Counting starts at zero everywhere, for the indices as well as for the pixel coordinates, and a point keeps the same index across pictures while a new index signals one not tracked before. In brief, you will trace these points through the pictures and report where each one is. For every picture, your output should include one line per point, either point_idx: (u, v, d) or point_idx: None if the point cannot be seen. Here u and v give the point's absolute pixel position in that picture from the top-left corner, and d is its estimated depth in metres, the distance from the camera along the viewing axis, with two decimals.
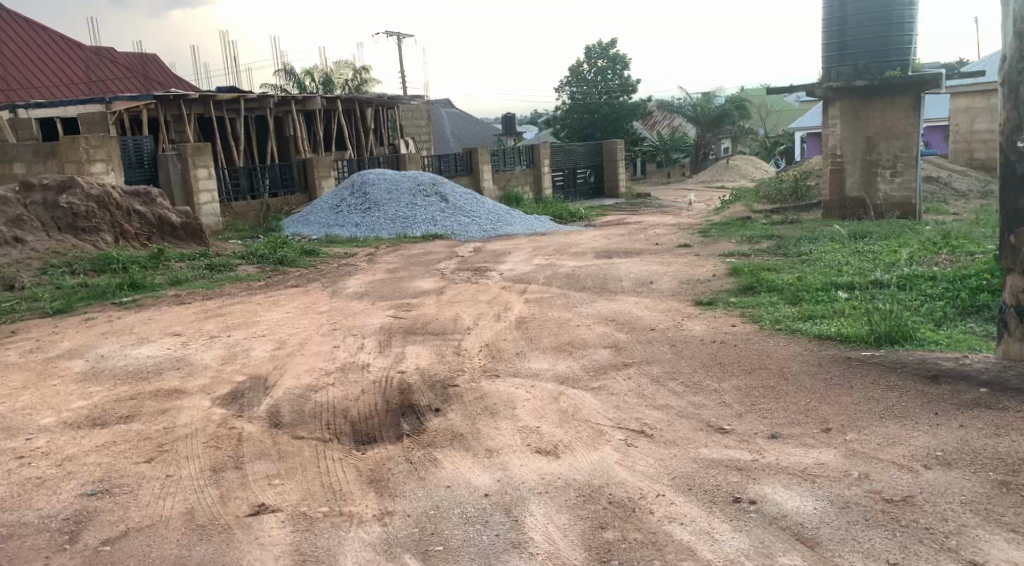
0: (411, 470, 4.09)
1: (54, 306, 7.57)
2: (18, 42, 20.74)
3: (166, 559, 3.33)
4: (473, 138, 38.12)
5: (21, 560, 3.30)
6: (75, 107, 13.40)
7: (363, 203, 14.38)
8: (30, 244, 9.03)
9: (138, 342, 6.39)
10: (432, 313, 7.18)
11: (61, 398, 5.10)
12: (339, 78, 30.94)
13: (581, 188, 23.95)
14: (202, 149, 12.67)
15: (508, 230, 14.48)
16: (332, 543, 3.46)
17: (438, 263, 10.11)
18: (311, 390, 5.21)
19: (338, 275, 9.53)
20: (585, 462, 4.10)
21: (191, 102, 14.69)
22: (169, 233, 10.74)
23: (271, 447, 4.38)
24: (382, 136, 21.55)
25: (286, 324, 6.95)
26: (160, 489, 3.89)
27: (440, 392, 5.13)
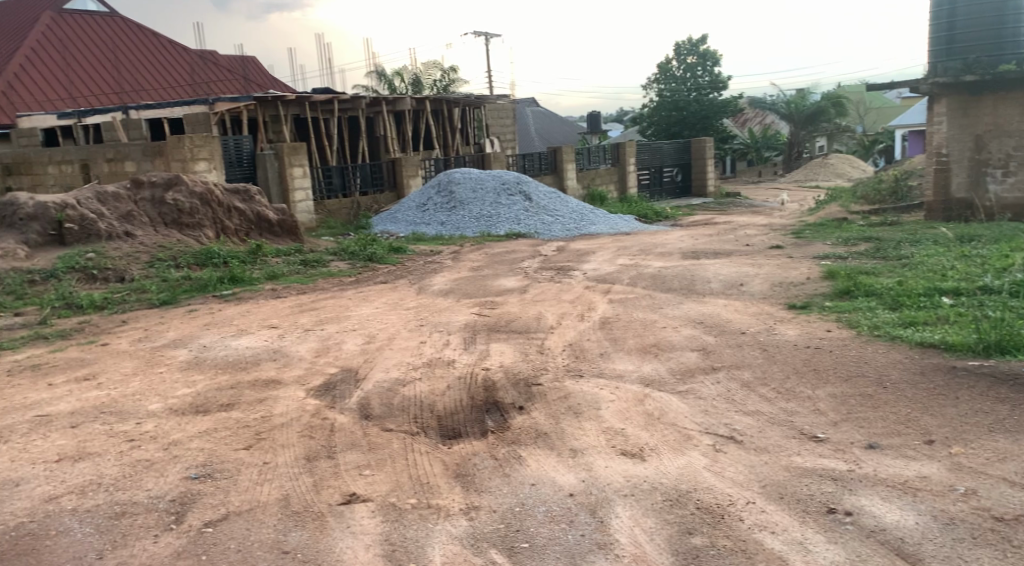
0: (496, 467, 4.13)
1: (161, 297, 8.00)
2: (130, 48, 21.98)
3: (264, 543, 3.47)
4: (558, 136, 38.08)
5: (132, 537, 3.50)
6: (180, 108, 14.03)
7: (448, 202, 14.58)
8: (140, 238, 9.57)
9: (237, 333, 6.68)
10: (517, 312, 7.21)
11: (167, 385, 5.39)
12: (428, 78, 31.44)
13: (667, 187, 23.62)
14: (298, 148, 13.13)
15: (591, 229, 14.40)
16: (420, 535, 3.53)
17: (522, 262, 10.16)
18: (400, 384, 5.34)
19: (424, 272, 9.69)
20: (672, 467, 4.05)
21: (287, 103, 15.21)
22: (266, 230, 11.19)
23: (361, 439, 4.51)
24: (468, 136, 21.82)
25: (375, 320, 7.12)
26: (258, 475, 4.06)
27: (525, 390, 5.15)
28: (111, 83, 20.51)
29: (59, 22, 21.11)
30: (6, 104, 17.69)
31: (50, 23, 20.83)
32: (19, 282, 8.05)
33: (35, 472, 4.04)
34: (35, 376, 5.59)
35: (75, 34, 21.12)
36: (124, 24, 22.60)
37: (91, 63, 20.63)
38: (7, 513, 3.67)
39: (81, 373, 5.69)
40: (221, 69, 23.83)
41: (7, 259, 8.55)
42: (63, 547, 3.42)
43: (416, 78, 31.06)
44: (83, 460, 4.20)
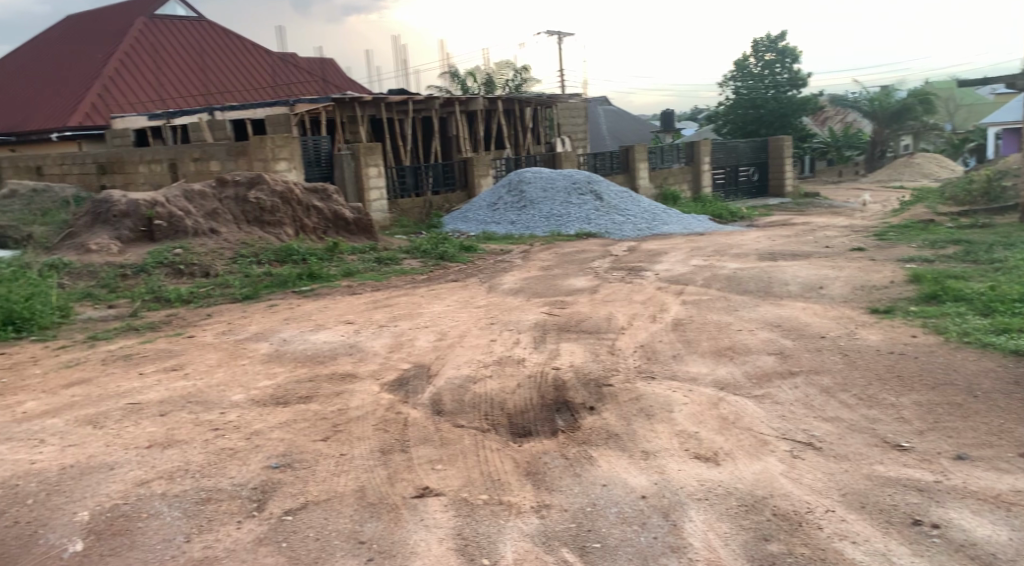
0: (566, 466, 4.14)
1: (243, 292, 8.30)
2: (216, 51, 22.88)
3: (341, 533, 3.57)
4: (630, 136, 37.81)
5: (218, 523, 3.65)
6: (263, 110, 14.53)
7: (519, 201, 14.66)
8: (224, 235, 9.96)
9: (315, 328, 6.88)
10: (587, 312, 7.19)
11: (249, 377, 5.60)
12: (500, 78, 31.69)
13: (743, 186, 23.13)
14: (373, 149, 13.40)
15: (663, 229, 14.23)
16: (492, 530, 3.57)
17: (592, 262, 10.12)
18: (471, 381, 5.39)
19: (495, 271, 9.76)
20: (746, 472, 3.97)
21: (364, 104, 15.55)
22: (342, 228, 11.46)
23: (434, 434, 4.59)
24: (539, 135, 21.87)
25: (446, 317, 7.21)
26: (336, 466, 4.18)
27: (596, 391, 5.14)
28: (198, 86, 21.39)
29: (151, 28, 22.11)
30: (102, 106, 18.65)
31: (143, 28, 21.83)
32: (112, 276, 8.46)
33: (128, 457, 4.24)
34: (127, 365, 5.88)
35: (166, 38, 22.09)
36: (211, 28, 23.52)
37: (181, 66, 21.57)
38: (101, 494, 3.85)
39: (169, 363, 5.96)
40: (300, 71, 24.57)
41: (102, 254, 9.01)
42: (153, 529, 3.57)
43: (489, 78, 31.32)
44: (172, 446, 4.39)
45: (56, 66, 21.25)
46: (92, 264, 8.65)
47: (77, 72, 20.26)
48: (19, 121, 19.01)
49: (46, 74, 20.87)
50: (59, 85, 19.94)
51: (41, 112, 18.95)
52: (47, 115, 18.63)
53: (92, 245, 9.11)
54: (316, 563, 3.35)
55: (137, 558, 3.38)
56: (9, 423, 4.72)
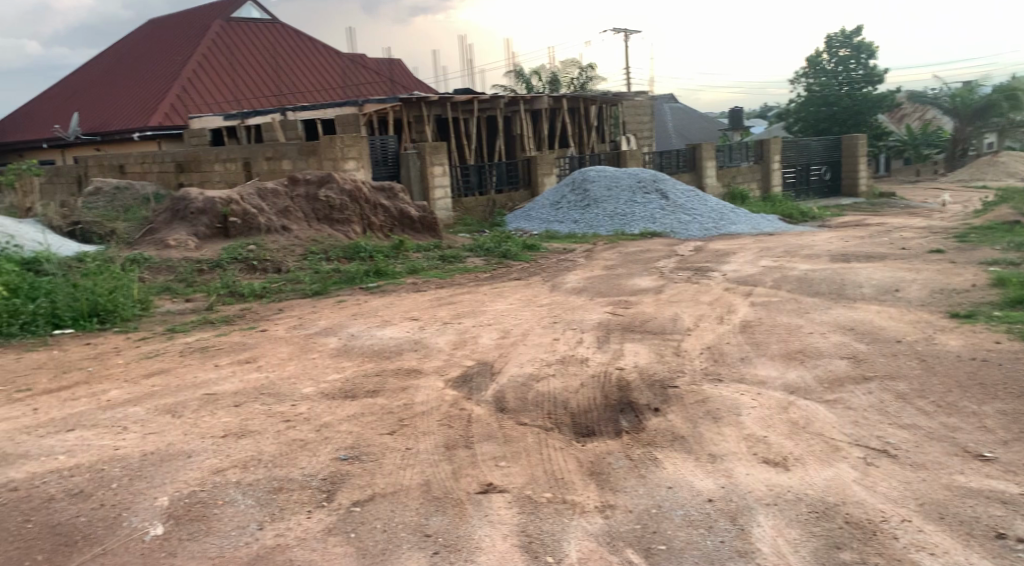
0: (631, 467, 4.12)
1: (313, 288, 8.51)
2: (289, 53, 23.51)
3: (409, 526, 3.63)
4: (697, 133, 37.29)
5: (289, 512, 3.76)
6: (333, 110, 14.84)
7: (583, 200, 14.62)
8: (295, 232, 10.22)
9: (381, 324, 7.00)
10: (652, 312, 7.12)
11: (319, 370, 5.75)
12: (567, 76, 31.70)
13: (814, 186, 22.52)
14: (439, 148, 13.56)
15: (731, 229, 13.97)
16: (557, 528, 3.58)
17: (657, 262, 10.01)
18: (534, 379, 5.41)
19: (559, 270, 9.74)
20: (817, 478, 3.88)
21: (431, 104, 15.74)
22: (408, 226, 11.63)
23: (497, 431, 4.62)
24: (604, 133, 21.74)
25: (510, 315, 7.25)
26: (402, 460, 4.25)
27: (661, 392, 5.09)
28: (271, 87, 22.02)
29: (228, 30, 22.86)
30: (181, 107, 19.37)
31: (220, 31, 22.58)
32: (190, 270, 8.78)
33: (205, 445, 4.39)
34: (204, 357, 6.10)
35: (241, 40, 22.80)
36: (285, 31, 24.17)
37: (256, 67, 22.25)
38: (179, 480, 3.99)
39: (243, 355, 6.16)
40: (369, 72, 25.04)
41: (180, 249, 9.37)
42: (229, 516, 3.69)
43: (555, 77, 31.33)
44: (246, 437, 4.53)
45: (139, 67, 22.16)
46: (170, 259, 8.99)
47: (157, 74, 21.09)
48: (103, 121, 19.91)
49: (129, 76, 21.81)
50: (141, 86, 20.81)
51: (123, 112, 19.81)
52: (130, 114, 19.46)
53: (171, 241, 9.48)
54: (383, 554, 3.41)
55: (214, 543, 3.50)
56: (94, 409, 4.94)
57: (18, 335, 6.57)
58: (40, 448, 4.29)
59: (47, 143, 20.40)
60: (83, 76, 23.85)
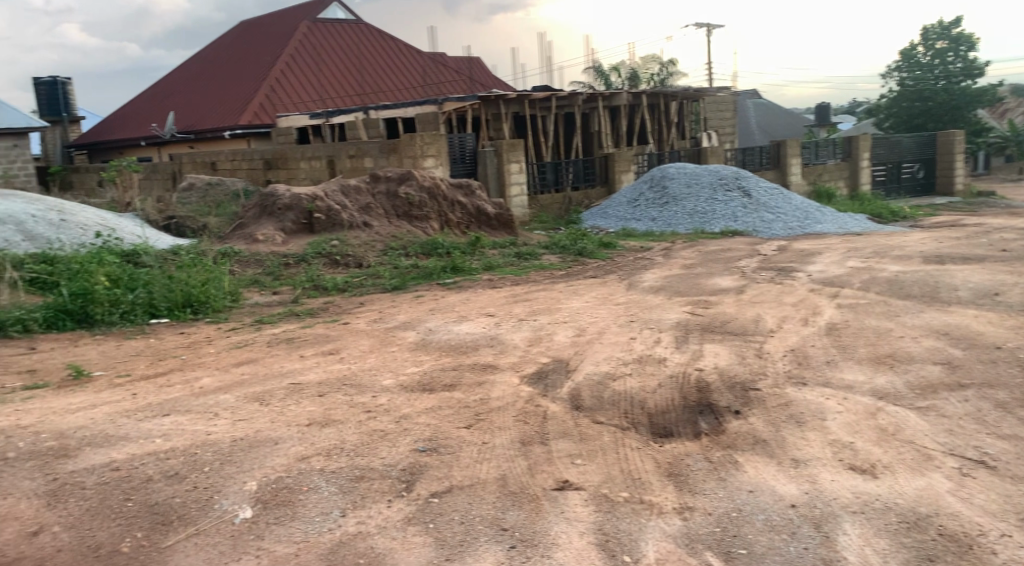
0: (711, 470, 4.05)
1: (392, 283, 8.68)
2: (372, 53, 24.06)
3: (485, 519, 3.67)
4: (781, 130, 36.29)
5: (369, 500, 3.85)
6: (413, 108, 15.09)
7: (661, 197, 14.44)
8: (375, 228, 10.45)
9: (458, 319, 7.09)
10: (733, 312, 6.98)
11: (398, 363, 5.87)
12: (646, 72, 31.40)
13: (906, 184, 21.59)
14: (516, 145, 13.60)
15: (816, 229, 13.54)
16: (634, 528, 3.55)
17: (738, 261, 9.81)
18: (610, 378, 5.38)
19: (636, 268, 9.65)
20: (908, 488, 3.73)
21: (509, 101, 15.81)
22: (484, 223, 11.71)
23: (573, 428, 4.62)
24: (684, 130, 21.39)
25: (586, 313, 7.23)
26: (478, 454, 4.30)
27: (741, 394, 4.98)
28: (355, 86, 22.58)
29: (315, 31, 23.55)
30: (268, 106, 20.04)
31: (306, 32, 23.27)
32: (276, 264, 9.10)
33: (291, 433, 4.54)
34: (290, 348, 6.32)
35: (326, 41, 23.43)
36: (368, 30, 24.74)
37: (340, 67, 22.86)
38: (267, 466, 4.13)
39: (326, 347, 6.35)
40: (448, 71, 25.36)
41: (267, 244, 9.73)
42: (313, 502, 3.81)
43: (634, 73, 31.04)
44: (329, 426, 4.66)
45: (231, 67, 23.06)
46: (258, 254, 9.33)
47: (247, 74, 21.89)
48: (196, 120, 20.81)
49: (221, 77, 22.72)
50: (231, 86, 21.64)
51: (216, 111, 20.66)
52: (222, 113, 20.28)
53: (259, 235, 9.85)
54: (461, 545, 3.46)
55: (299, 528, 3.62)
56: (188, 396, 5.17)
57: (119, 323, 6.94)
58: (139, 430, 4.52)
59: (145, 142, 21.46)
60: (178, 77, 24.99)
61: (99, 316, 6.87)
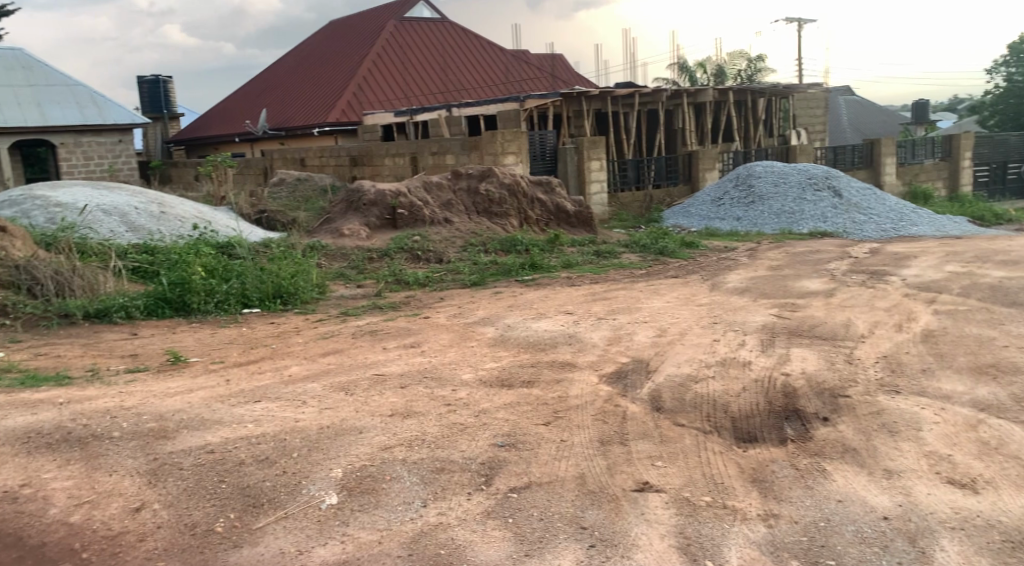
0: (797, 478, 3.94)
1: (471, 279, 8.77)
2: (457, 51, 24.37)
3: (564, 516, 3.67)
4: (875, 128, 34.92)
5: (449, 492, 3.91)
6: (495, 106, 15.20)
7: (747, 196, 14.12)
8: (456, 225, 10.59)
9: (537, 317, 7.11)
10: (822, 316, 6.75)
11: (477, 358, 5.94)
12: (733, 69, 30.89)
13: (1011, 185, 20.47)
14: (598, 142, 13.51)
15: (912, 231, 12.97)
16: (716, 533, 3.49)
17: (828, 263, 9.49)
18: (691, 380, 5.28)
19: (719, 269, 9.45)
20: (1012, 506, 3.56)
21: (591, 98, 15.73)
22: (564, 220, 11.69)
23: (654, 430, 4.56)
24: (772, 127, 20.84)
25: (667, 313, 7.13)
26: (557, 451, 4.30)
27: (830, 401, 4.83)
28: (439, 83, 22.92)
29: (402, 30, 24.01)
30: (356, 103, 20.54)
31: (393, 31, 23.73)
32: (361, 258, 9.33)
33: (375, 423, 4.65)
34: (373, 340, 6.47)
35: (413, 39, 23.86)
36: (453, 29, 25.06)
37: (425, 64, 23.24)
38: (352, 455, 4.23)
39: (408, 340, 6.46)
40: (530, 69, 25.46)
41: (353, 238, 10.00)
42: (396, 492, 3.89)
43: (720, 69, 30.46)
44: (410, 417, 4.76)
45: (321, 66, 23.75)
46: (344, 248, 9.60)
47: (336, 73, 22.48)
48: (287, 117, 21.52)
49: (311, 75, 23.41)
50: (321, 84, 22.27)
51: (305, 108, 21.32)
52: (312, 110, 20.91)
53: (345, 230, 10.14)
54: (540, 542, 3.47)
55: (382, 516, 3.70)
56: (278, 383, 5.36)
57: (213, 312, 7.25)
58: (232, 415, 4.71)
59: (239, 138, 22.34)
60: (270, 75, 25.89)
61: (196, 305, 7.20)
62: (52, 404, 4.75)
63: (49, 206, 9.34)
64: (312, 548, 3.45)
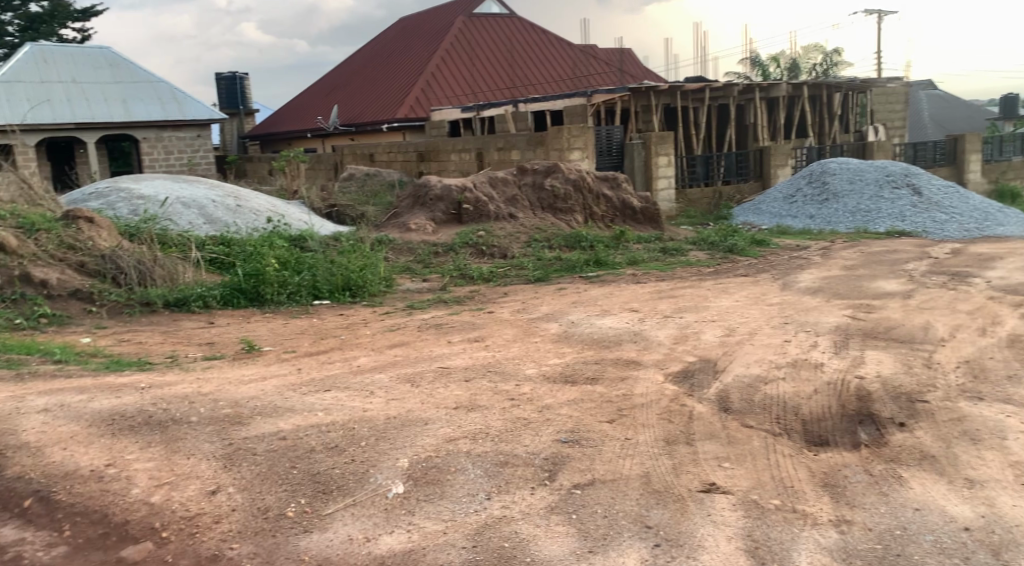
0: (871, 484, 3.82)
1: (536, 275, 8.78)
2: (525, 47, 24.42)
3: (628, 515, 3.65)
4: (959, 124, 33.52)
5: (513, 485, 3.93)
6: (562, 101, 15.14)
7: (821, 194, 13.74)
8: (520, 220, 10.62)
9: (601, 313, 7.07)
10: (899, 318, 6.52)
11: (541, 353, 5.94)
12: (807, 63, 30.13)
13: None
14: (666, 137, 13.33)
15: (998, 231, 12.40)
16: (785, 538, 3.41)
17: (906, 264, 9.15)
18: (761, 381, 5.17)
19: (790, 268, 9.24)
20: None
21: (660, 92, 15.53)
22: (630, 217, 11.59)
23: (721, 431, 4.49)
24: (849, 123, 20.21)
25: (735, 313, 7.00)
26: (622, 449, 4.27)
27: (907, 406, 4.66)
28: (506, 79, 22.99)
29: (470, 25, 24.17)
30: (424, 99, 20.77)
31: (461, 27, 23.88)
32: (427, 253, 9.45)
33: (440, 414, 4.71)
34: (438, 333, 6.55)
35: (481, 35, 24.00)
36: (521, 24, 25.10)
37: (493, 60, 23.35)
38: (419, 445, 4.29)
39: (472, 334, 6.51)
40: (598, 63, 25.29)
41: (419, 233, 10.13)
42: (460, 484, 3.93)
43: (794, 63, 29.73)
44: (475, 410, 4.79)
45: (391, 62, 24.12)
46: (411, 242, 9.74)
47: (405, 70, 22.78)
48: (358, 113, 21.92)
49: (381, 72, 23.80)
50: (390, 81, 22.62)
51: (375, 104, 21.68)
52: (381, 106, 21.25)
53: (412, 225, 10.28)
54: (605, 539, 3.46)
55: (447, 507, 3.75)
56: (347, 373, 5.49)
57: (286, 303, 7.46)
58: (303, 403, 4.83)
59: (311, 134, 22.88)
60: (342, 72, 26.42)
61: (270, 295, 7.42)
62: (135, 388, 4.97)
63: (132, 198, 9.76)
64: (379, 535, 3.52)
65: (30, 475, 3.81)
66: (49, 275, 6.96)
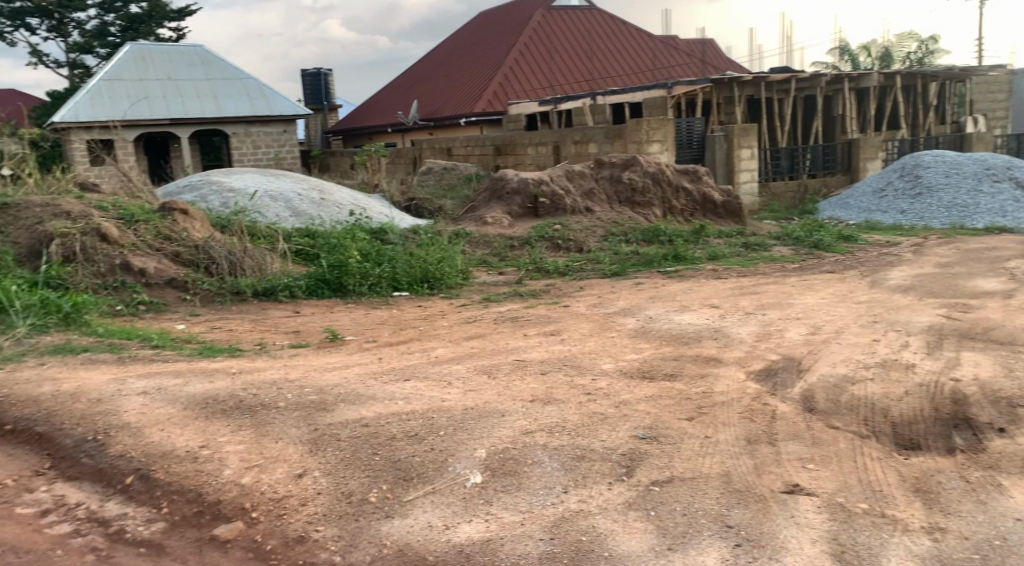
0: (968, 491, 3.65)
1: (612, 269, 8.72)
2: (604, 39, 24.22)
3: (708, 513, 3.59)
4: None
5: (590, 480, 3.92)
6: (641, 93, 14.95)
7: (913, 187, 13.16)
8: (597, 214, 10.57)
9: (680, 309, 6.97)
10: (999, 319, 6.19)
11: (618, 348, 5.90)
12: (900, 51, 28.94)
13: None
14: (748, 129, 13.01)
15: None
16: (874, 543, 3.30)
17: (1006, 262, 8.68)
18: (848, 381, 5.00)
19: (880, 264, 8.89)
20: None
21: (743, 84, 15.17)
22: (710, 211, 11.36)
23: (805, 431, 4.36)
24: (945, 113, 19.29)
25: (821, 310, 6.78)
26: (701, 447, 4.21)
27: (1007, 411, 4.43)
28: (584, 72, 22.87)
29: (550, 18, 24.13)
30: (501, 93, 20.86)
31: (540, 20, 23.86)
32: (504, 246, 9.51)
33: (517, 407, 4.74)
34: (514, 326, 6.58)
35: (560, 27, 23.93)
36: (601, 16, 24.90)
37: (572, 53, 23.26)
38: (496, 437, 4.33)
39: (549, 328, 6.52)
40: (679, 55, 24.86)
41: (496, 226, 10.21)
42: (537, 476, 3.95)
43: (886, 52, 28.60)
44: (551, 404, 4.80)
45: (470, 56, 24.33)
46: (488, 235, 9.82)
47: (483, 64, 22.94)
48: (437, 108, 22.20)
49: (460, 66, 24.03)
50: (469, 75, 22.83)
51: (453, 99, 21.90)
52: (459, 100, 21.45)
53: (488, 218, 10.37)
54: (684, 536, 3.42)
55: (524, 498, 3.77)
56: (426, 363, 5.59)
57: (367, 293, 7.64)
58: (384, 392, 4.94)
59: (391, 128, 23.31)
60: (422, 67, 26.80)
61: (351, 286, 7.61)
62: (226, 373, 5.19)
63: (223, 191, 10.16)
64: (458, 523, 3.57)
65: (131, 453, 4.02)
66: (147, 264, 7.33)
